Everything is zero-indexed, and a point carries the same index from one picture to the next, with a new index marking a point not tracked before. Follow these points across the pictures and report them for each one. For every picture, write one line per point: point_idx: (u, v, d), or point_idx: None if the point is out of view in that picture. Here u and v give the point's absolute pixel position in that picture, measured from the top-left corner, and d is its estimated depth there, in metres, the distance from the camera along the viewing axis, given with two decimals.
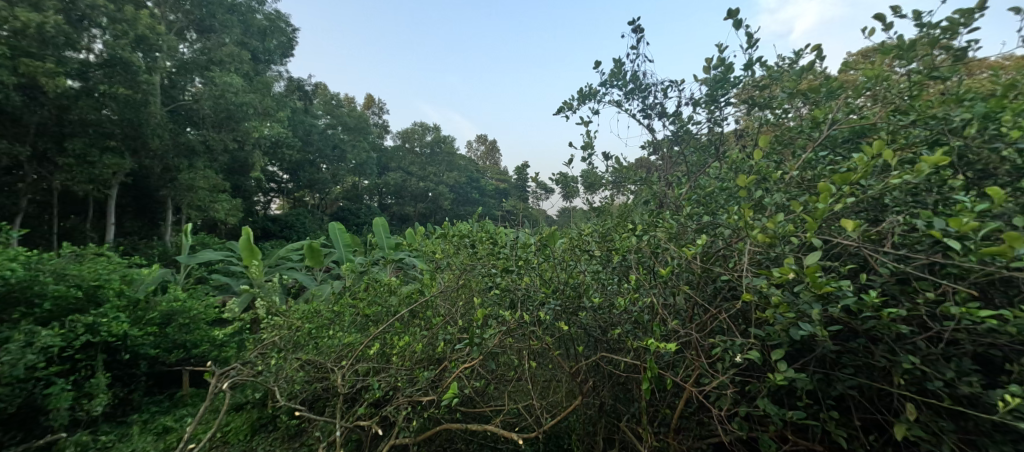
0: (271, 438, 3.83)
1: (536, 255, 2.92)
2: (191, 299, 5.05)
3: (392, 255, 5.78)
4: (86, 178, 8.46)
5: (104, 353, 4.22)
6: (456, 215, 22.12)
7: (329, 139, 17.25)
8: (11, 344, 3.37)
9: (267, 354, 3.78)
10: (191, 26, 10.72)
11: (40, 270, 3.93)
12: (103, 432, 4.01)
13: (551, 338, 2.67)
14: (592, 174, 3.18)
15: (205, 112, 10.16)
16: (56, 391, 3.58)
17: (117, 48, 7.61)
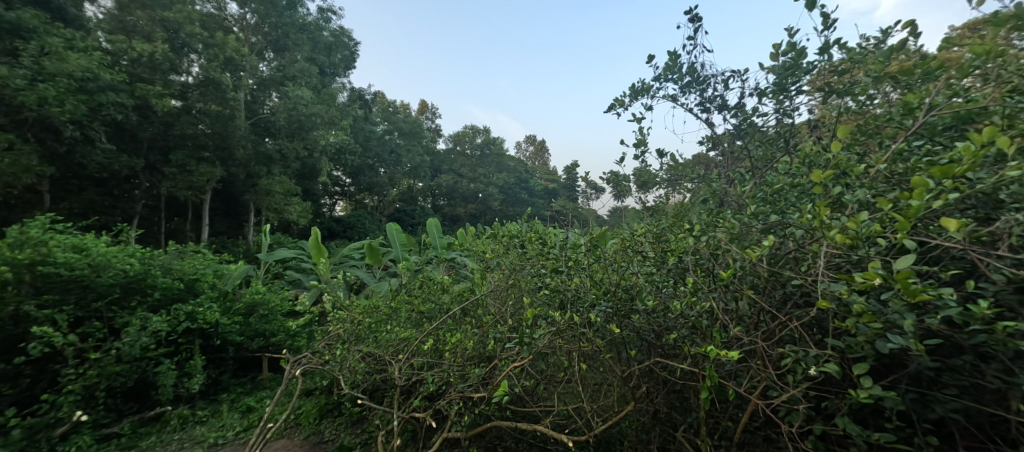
0: (337, 423, 4.08)
1: (586, 256, 2.85)
2: (269, 292, 5.52)
3: (444, 254, 5.86)
4: (187, 184, 9.73)
5: (200, 339, 4.71)
6: (506, 215, 22.24)
7: (386, 144, 18.01)
8: (130, 328, 3.92)
9: (331, 347, 4.00)
10: (269, 46, 11.60)
11: (150, 264, 4.46)
12: (198, 407, 4.48)
13: (602, 341, 2.59)
14: (645, 173, 3.03)
15: (280, 123, 10.92)
16: (165, 370, 4.07)
17: (210, 70, 8.73)
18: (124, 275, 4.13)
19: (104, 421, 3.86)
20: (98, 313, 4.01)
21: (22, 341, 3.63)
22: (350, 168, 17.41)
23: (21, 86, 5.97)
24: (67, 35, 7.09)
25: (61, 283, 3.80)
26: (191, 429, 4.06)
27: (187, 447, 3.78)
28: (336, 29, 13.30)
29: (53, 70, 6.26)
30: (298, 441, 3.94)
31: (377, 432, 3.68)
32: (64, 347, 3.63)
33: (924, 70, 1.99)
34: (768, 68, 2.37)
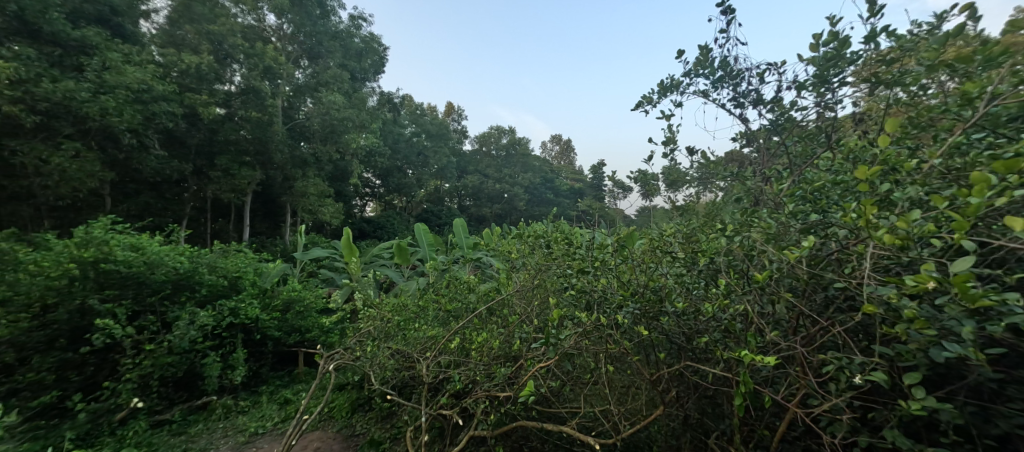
0: (368, 417, 4.18)
1: (613, 256, 2.79)
2: (305, 290, 5.71)
3: (470, 254, 5.88)
4: (230, 187, 10.21)
5: (242, 333, 5.01)
6: (531, 215, 22.23)
7: (414, 146, 18.34)
8: (180, 321, 4.27)
9: (362, 343, 4.02)
10: (304, 54, 12.01)
11: (198, 262, 4.82)
12: (240, 398, 4.73)
13: (630, 343, 2.54)
14: (673, 171, 2.91)
15: (314, 128, 11.24)
16: (210, 362, 4.40)
17: (251, 79, 9.40)
18: (175, 273, 4.51)
19: (158, 408, 4.21)
20: (151, 308, 4.39)
21: (84, 332, 4.11)
22: (379, 170, 17.76)
23: (86, 97, 6.55)
24: (124, 50, 7.66)
25: (120, 280, 4.24)
26: (234, 418, 4.31)
27: (230, 435, 4.01)
28: (367, 35, 13.53)
29: (113, 83, 6.91)
30: (331, 434, 4.07)
31: (406, 429, 3.73)
32: (123, 338, 4.00)
33: (984, 57, 1.85)
34: (808, 59, 2.26)
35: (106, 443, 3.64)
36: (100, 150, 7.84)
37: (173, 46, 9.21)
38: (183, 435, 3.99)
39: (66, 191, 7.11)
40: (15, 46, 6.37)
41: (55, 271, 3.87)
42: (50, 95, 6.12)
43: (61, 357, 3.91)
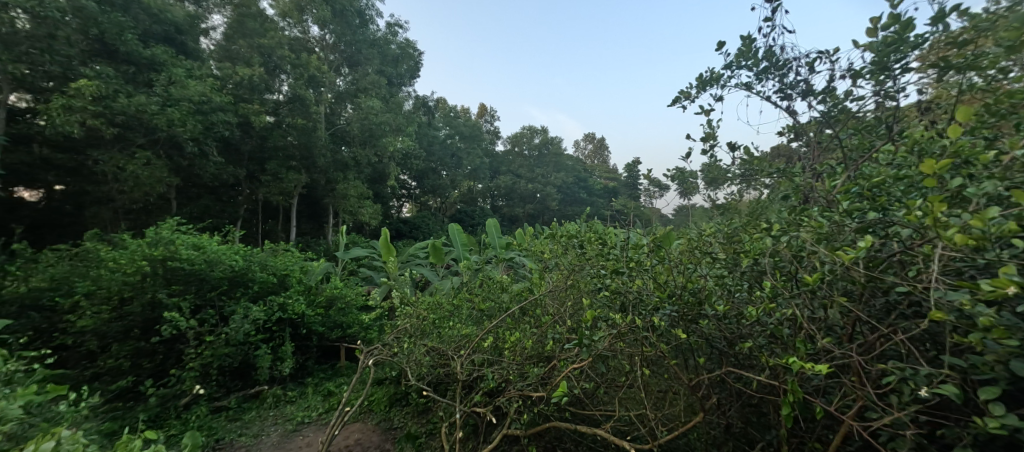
0: (405, 412, 4.28)
1: (649, 257, 2.70)
2: (346, 287, 5.88)
3: (503, 254, 5.88)
4: (279, 190, 10.70)
5: (290, 328, 5.29)
6: (564, 215, 22.00)
7: (448, 147, 18.62)
8: (235, 316, 4.58)
9: (399, 340, 3.97)
10: (344, 62, 12.37)
11: (251, 260, 5.09)
12: (289, 388, 5.02)
13: (667, 347, 2.47)
14: (713, 168, 2.73)
15: (354, 132, 11.49)
16: (262, 354, 4.70)
17: (297, 87, 9.87)
18: (231, 270, 4.81)
19: (216, 395, 4.58)
20: (211, 302, 4.74)
21: (154, 324, 4.53)
22: (415, 172, 18.11)
23: (155, 109, 7.19)
24: (187, 66, 8.27)
25: (184, 276, 4.63)
26: (283, 407, 4.61)
27: (279, 423, 4.30)
28: (403, 41, 13.77)
29: (178, 96, 7.54)
30: (371, 425, 4.21)
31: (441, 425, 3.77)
32: (187, 329, 4.39)
33: None
34: (864, 45, 2.11)
35: (173, 426, 4.04)
36: (167, 158, 8.51)
37: (228, 60, 9.98)
38: (238, 421, 4.30)
39: (139, 195, 7.84)
40: (97, 66, 7.09)
41: (129, 267, 4.34)
42: (124, 109, 6.80)
43: (134, 347, 4.35)
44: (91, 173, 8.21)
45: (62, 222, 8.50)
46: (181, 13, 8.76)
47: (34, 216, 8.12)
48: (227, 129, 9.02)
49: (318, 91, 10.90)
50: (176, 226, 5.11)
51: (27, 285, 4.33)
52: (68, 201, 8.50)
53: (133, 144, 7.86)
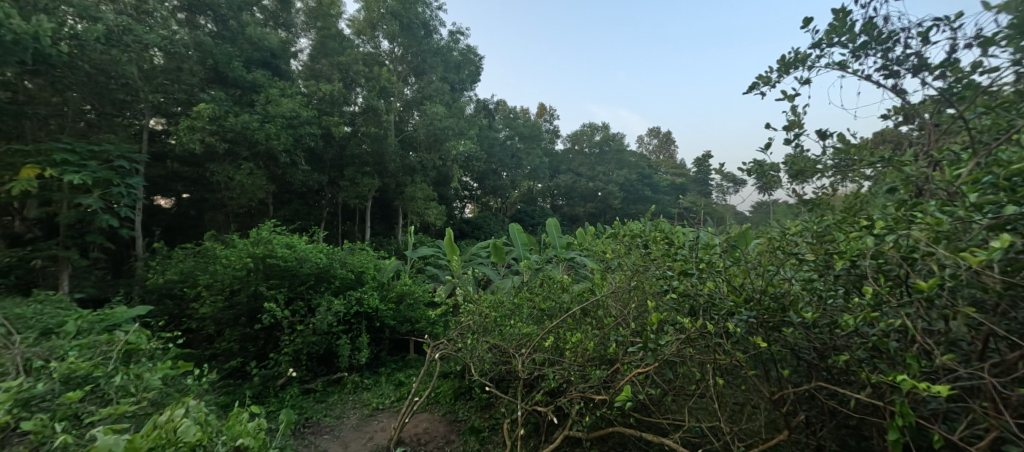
0: (469, 405, 4.35)
1: (722, 257, 2.52)
2: (415, 283, 6.07)
3: (563, 254, 5.77)
4: (354, 194, 11.32)
5: (366, 321, 5.55)
6: (627, 215, 20.87)
7: (507, 148, 18.81)
8: (320, 308, 4.98)
9: (463, 335, 4.02)
10: (411, 72, 12.82)
11: (332, 258, 5.49)
12: (365, 376, 5.33)
13: (744, 355, 2.31)
14: (800, 159, 2.45)
15: (419, 137, 11.87)
16: (342, 343, 5.06)
17: (370, 99, 10.43)
18: (317, 266, 5.25)
19: (306, 378, 5.06)
20: (301, 294, 5.24)
21: (256, 313, 5.20)
22: (477, 174, 18.47)
23: (256, 126, 7.99)
24: (282, 86, 9.07)
25: (280, 271, 5.19)
26: (360, 393, 4.94)
27: (358, 407, 4.63)
28: (464, 47, 14.03)
29: (273, 113, 8.27)
30: (437, 416, 4.29)
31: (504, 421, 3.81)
32: (282, 319, 4.92)
33: None
34: (997, 7, 1.79)
35: (272, 402, 4.60)
36: (265, 168, 9.43)
37: (312, 79, 10.90)
38: (323, 403, 4.72)
39: (245, 200, 8.83)
40: (210, 91, 8.16)
41: (238, 264, 5.04)
42: (233, 127, 7.82)
43: (242, 332, 5.07)
44: (207, 182, 9.56)
45: (186, 224, 10.21)
46: (275, 39, 9.72)
47: (168, 219, 10.02)
48: (313, 140, 9.57)
49: (388, 101, 11.45)
50: (271, 228, 5.78)
51: (165, 278, 5.61)
52: (191, 207, 10.12)
53: (238, 157, 9.05)
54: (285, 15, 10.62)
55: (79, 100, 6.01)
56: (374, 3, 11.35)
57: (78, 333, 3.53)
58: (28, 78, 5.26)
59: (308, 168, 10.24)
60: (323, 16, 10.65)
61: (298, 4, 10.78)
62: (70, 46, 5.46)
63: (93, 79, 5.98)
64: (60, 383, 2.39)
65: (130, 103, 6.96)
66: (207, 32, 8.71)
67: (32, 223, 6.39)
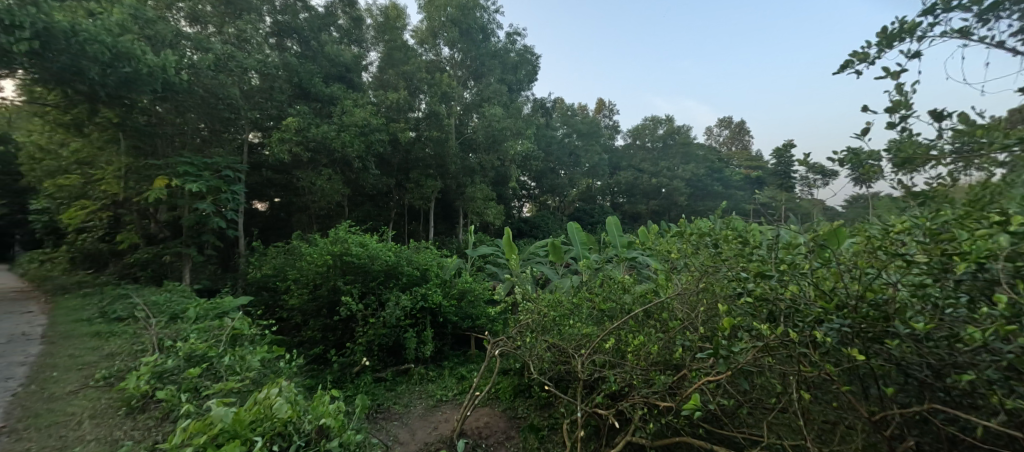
0: (528, 403, 4.28)
1: (809, 258, 2.24)
2: (475, 281, 6.08)
3: (624, 253, 5.53)
4: (418, 195, 11.63)
5: (430, 316, 5.65)
6: (695, 211, 19.59)
7: (565, 146, 18.52)
8: (389, 302, 5.19)
9: (522, 333, 3.99)
10: (469, 75, 13.01)
11: (400, 256, 5.68)
12: (430, 369, 5.43)
13: (835, 368, 2.04)
14: (906, 144, 2.13)
15: (478, 139, 11.95)
16: (409, 336, 5.21)
17: (432, 104, 10.75)
18: (387, 263, 5.46)
19: (377, 367, 5.26)
20: (373, 290, 5.46)
21: (335, 305, 5.55)
22: (534, 173, 18.42)
23: (332, 135, 8.46)
24: (355, 98, 9.49)
25: (354, 268, 5.48)
26: (426, 384, 5.05)
27: (423, 397, 4.72)
28: (521, 48, 13.95)
29: (348, 122, 8.68)
30: (497, 412, 4.25)
31: (563, 421, 3.71)
32: (356, 312, 5.19)
33: None
34: None
35: (348, 387, 4.86)
36: (340, 173, 9.95)
37: (380, 89, 11.42)
38: (393, 391, 4.88)
39: (324, 203, 9.42)
40: (297, 105, 8.88)
41: (319, 260, 5.43)
42: (314, 137, 8.37)
43: (324, 322, 5.47)
44: (294, 187, 10.32)
45: (279, 225, 11.34)
46: (349, 54, 10.31)
47: (265, 220, 11.20)
48: (382, 147, 9.92)
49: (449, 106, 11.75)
50: (347, 228, 6.11)
51: (261, 272, 6.26)
52: (281, 210, 11.11)
53: (319, 164, 9.73)
54: (357, 31, 11.17)
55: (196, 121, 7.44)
56: (435, 13, 11.80)
57: (196, 318, 4.52)
58: (160, 103, 6.73)
59: (379, 173, 10.33)
60: (390, 29, 11.28)
61: (367, 20, 11.44)
62: (189, 74, 6.89)
63: (206, 102, 7.27)
64: (184, 360, 3.23)
65: (235, 121, 8.16)
66: (292, 53, 9.52)
67: (163, 225, 7.92)
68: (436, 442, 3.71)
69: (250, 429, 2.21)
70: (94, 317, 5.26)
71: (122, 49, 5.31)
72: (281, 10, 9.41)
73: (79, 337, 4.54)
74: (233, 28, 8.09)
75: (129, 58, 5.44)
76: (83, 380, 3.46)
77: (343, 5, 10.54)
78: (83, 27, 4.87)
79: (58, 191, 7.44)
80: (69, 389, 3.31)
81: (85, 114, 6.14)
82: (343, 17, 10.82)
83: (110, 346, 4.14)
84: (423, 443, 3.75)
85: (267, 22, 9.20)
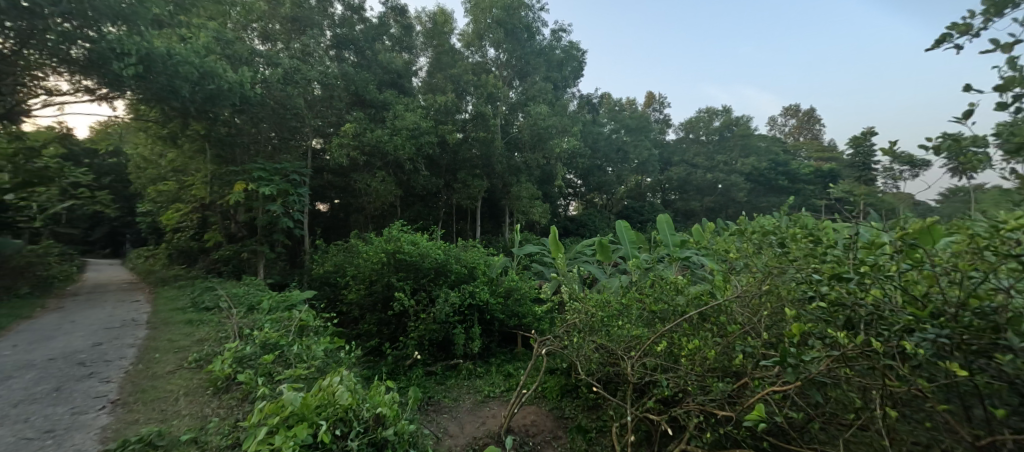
0: (575, 405, 4.13)
1: (896, 260, 1.99)
2: (522, 280, 6.02)
3: (676, 253, 5.28)
4: (465, 195, 11.70)
5: (478, 313, 5.63)
6: (756, 207, 18.44)
7: (613, 143, 17.97)
8: (439, 298, 5.24)
9: (569, 333, 3.86)
10: (515, 75, 12.96)
11: (449, 254, 5.74)
12: (478, 365, 5.41)
13: (929, 384, 1.79)
14: (1018, 127, 1.84)
15: (524, 138, 11.82)
16: (457, 333, 5.22)
17: (479, 105, 10.85)
18: (437, 261, 5.54)
19: (428, 361, 5.31)
20: (424, 287, 5.54)
21: (389, 300, 5.68)
22: (581, 171, 18.13)
23: (385, 138, 8.71)
24: (407, 102, 9.73)
25: (407, 265, 5.61)
26: (474, 379, 5.03)
27: (472, 393, 4.71)
28: (567, 44, 13.76)
29: (400, 126, 8.90)
30: (544, 410, 4.18)
31: (612, 424, 3.56)
32: (408, 307, 5.29)
33: None
34: None
35: (401, 379, 4.95)
36: (393, 175, 10.21)
37: (429, 92, 11.66)
38: (443, 385, 4.91)
39: (378, 203, 9.72)
40: (354, 112, 9.22)
41: (375, 258, 5.62)
42: (369, 141, 8.66)
43: (378, 317, 5.61)
44: (350, 189, 10.73)
45: (337, 225, 11.86)
46: (400, 61, 10.59)
47: (326, 220, 11.76)
48: (432, 148, 10.08)
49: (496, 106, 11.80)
50: (400, 228, 6.24)
51: (324, 268, 6.58)
52: (340, 211, 11.62)
53: (374, 167, 10.05)
54: (408, 38, 11.45)
55: (267, 130, 8.06)
56: (481, 15, 11.85)
57: (269, 309, 4.75)
58: (238, 115, 7.31)
59: (428, 173, 10.53)
60: (438, 35, 11.59)
61: (417, 27, 11.73)
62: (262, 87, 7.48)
63: (277, 112, 7.81)
64: (260, 347, 3.44)
65: (300, 129, 8.67)
66: (349, 63, 9.93)
67: (242, 225, 8.39)
68: (484, 437, 3.66)
69: (316, 413, 2.27)
70: (186, 306, 5.71)
71: (207, 68, 5.93)
72: (340, 23, 9.76)
73: (175, 323, 4.97)
74: (298, 44, 8.66)
75: (213, 76, 6.06)
76: (177, 362, 3.74)
77: (395, 14, 10.95)
78: (176, 51, 5.55)
79: (158, 196, 8.34)
80: (167, 369, 3.60)
81: (178, 128, 6.87)
82: (395, 26, 11.18)
83: (200, 333, 4.47)
84: (472, 437, 3.72)
85: (328, 36, 9.60)
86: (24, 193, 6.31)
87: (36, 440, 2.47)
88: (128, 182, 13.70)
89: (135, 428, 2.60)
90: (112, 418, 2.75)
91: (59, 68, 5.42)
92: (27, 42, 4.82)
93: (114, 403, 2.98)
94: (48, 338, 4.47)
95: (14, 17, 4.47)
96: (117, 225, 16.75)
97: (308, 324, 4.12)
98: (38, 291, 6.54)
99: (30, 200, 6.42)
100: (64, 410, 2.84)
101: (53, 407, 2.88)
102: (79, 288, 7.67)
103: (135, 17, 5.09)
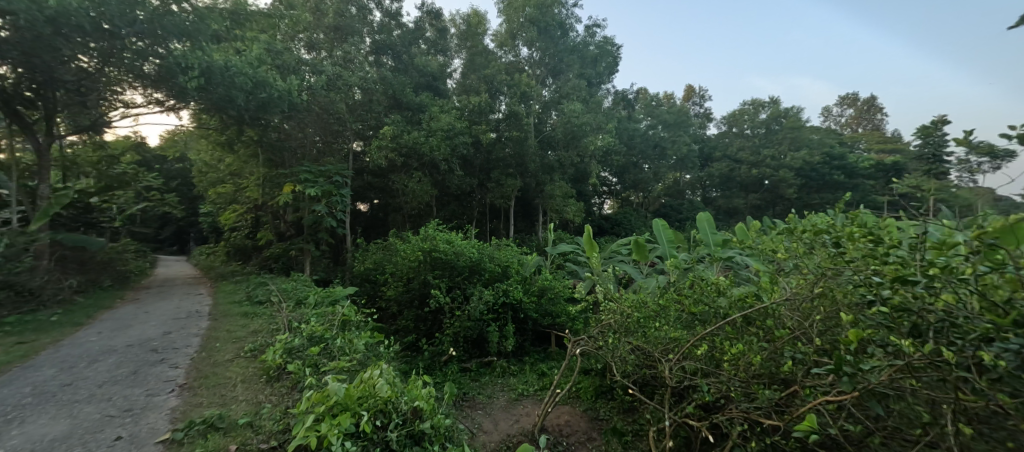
0: (611, 406, 4.01)
1: (973, 262, 1.79)
2: (556, 279, 5.89)
3: (718, 253, 5.05)
4: (499, 194, 11.63)
5: (512, 312, 5.58)
6: (806, 205, 17.44)
7: (649, 139, 17.51)
8: (474, 296, 5.24)
9: (604, 333, 3.76)
10: (548, 73, 12.83)
11: (483, 253, 5.72)
12: (512, 363, 5.37)
13: (1013, 399, 1.57)
14: None
15: (557, 136, 11.65)
16: (491, 331, 5.19)
17: (513, 104, 10.80)
18: (471, 260, 5.54)
19: (463, 358, 5.30)
20: (459, 284, 5.55)
21: (426, 297, 5.72)
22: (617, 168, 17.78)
23: (421, 139, 8.80)
24: (441, 104, 9.79)
25: (442, 264, 5.64)
26: (508, 377, 4.99)
27: (506, 391, 4.66)
28: (601, 40, 13.57)
29: (435, 127, 8.98)
30: (578, 411, 4.08)
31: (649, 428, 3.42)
32: (443, 304, 5.31)
33: None
34: None
35: (437, 375, 4.97)
36: (428, 175, 10.30)
37: (464, 93, 11.73)
38: (478, 382, 4.89)
39: (415, 202, 9.84)
40: (391, 115, 9.23)
41: (412, 257, 5.69)
42: (406, 142, 8.77)
43: (416, 312, 5.67)
44: (388, 189, 10.91)
45: (376, 225, 12.10)
46: (435, 64, 10.67)
47: (365, 220, 12.02)
48: (467, 148, 10.12)
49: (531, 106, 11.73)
50: (436, 227, 6.29)
51: (364, 265, 6.71)
52: (379, 210, 11.87)
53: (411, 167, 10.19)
54: (442, 41, 11.55)
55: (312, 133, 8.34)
56: (514, 15, 11.78)
57: (315, 304, 4.89)
58: (286, 121, 7.61)
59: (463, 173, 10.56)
60: (472, 36, 11.67)
61: (451, 29, 11.84)
62: (307, 94, 7.76)
63: (321, 116, 8.02)
64: (308, 339, 3.53)
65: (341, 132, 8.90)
66: (388, 67, 10.12)
67: (290, 224, 8.67)
68: (518, 435, 3.62)
69: (359, 404, 2.28)
70: (241, 299, 5.99)
71: (260, 78, 6.21)
72: (379, 30, 10.00)
73: (233, 316, 5.19)
74: (339, 52, 8.80)
75: (265, 85, 6.33)
76: (234, 351, 3.90)
77: (430, 18, 11.12)
78: (233, 63, 5.85)
79: (218, 198, 8.77)
80: (227, 357, 3.75)
81: (234, 135, 7.48)
82: (430, 29, 11.35)
83: (252, 325, 4.65)
84: (506, 435, 3.67)
85: (368, 42, 9.84)
86: (106, 196, 7.03)
87: (117, 417, 2.60)
88: (191, 186, 14.57)
89: (200, 411, 2.70)
90: (180, 401, 2.87)
91: (136, 83, 5.76)
92: (108, 60, 5.16)
93: (181, 386, 3.11)
94: (127, 326, 4.77)
95: (98, 39, 4.83)
96: (182, 225, 17.86)
97: (349, 319, 4.20)
98: (118, 283, 7.01)
99: (112, 202, 7.06)
100: (140, 392, 2.99)
101: (131, 388, 3.04)
102: (152, 281, 8.20)
103: (197, 34, 5.53)
